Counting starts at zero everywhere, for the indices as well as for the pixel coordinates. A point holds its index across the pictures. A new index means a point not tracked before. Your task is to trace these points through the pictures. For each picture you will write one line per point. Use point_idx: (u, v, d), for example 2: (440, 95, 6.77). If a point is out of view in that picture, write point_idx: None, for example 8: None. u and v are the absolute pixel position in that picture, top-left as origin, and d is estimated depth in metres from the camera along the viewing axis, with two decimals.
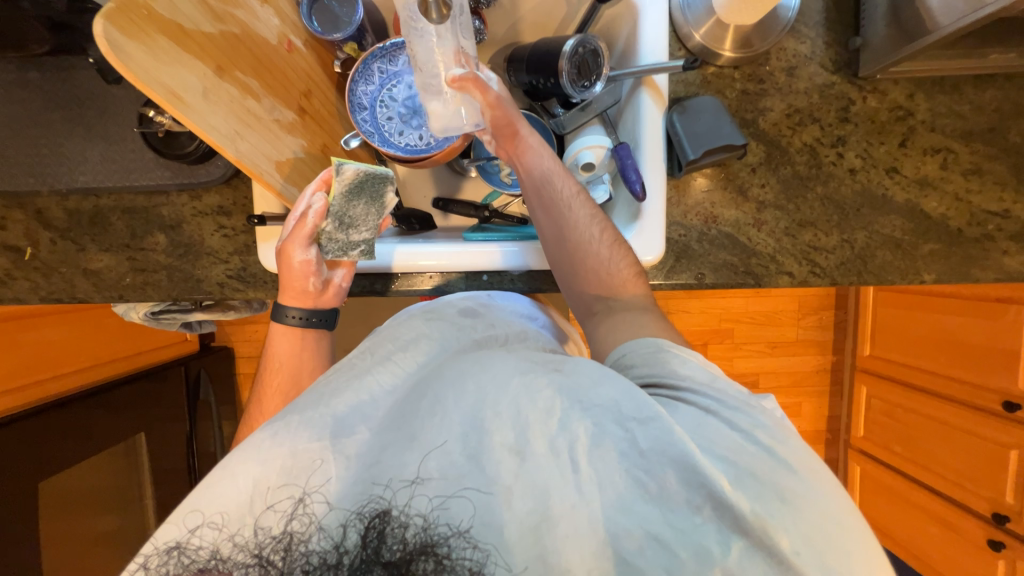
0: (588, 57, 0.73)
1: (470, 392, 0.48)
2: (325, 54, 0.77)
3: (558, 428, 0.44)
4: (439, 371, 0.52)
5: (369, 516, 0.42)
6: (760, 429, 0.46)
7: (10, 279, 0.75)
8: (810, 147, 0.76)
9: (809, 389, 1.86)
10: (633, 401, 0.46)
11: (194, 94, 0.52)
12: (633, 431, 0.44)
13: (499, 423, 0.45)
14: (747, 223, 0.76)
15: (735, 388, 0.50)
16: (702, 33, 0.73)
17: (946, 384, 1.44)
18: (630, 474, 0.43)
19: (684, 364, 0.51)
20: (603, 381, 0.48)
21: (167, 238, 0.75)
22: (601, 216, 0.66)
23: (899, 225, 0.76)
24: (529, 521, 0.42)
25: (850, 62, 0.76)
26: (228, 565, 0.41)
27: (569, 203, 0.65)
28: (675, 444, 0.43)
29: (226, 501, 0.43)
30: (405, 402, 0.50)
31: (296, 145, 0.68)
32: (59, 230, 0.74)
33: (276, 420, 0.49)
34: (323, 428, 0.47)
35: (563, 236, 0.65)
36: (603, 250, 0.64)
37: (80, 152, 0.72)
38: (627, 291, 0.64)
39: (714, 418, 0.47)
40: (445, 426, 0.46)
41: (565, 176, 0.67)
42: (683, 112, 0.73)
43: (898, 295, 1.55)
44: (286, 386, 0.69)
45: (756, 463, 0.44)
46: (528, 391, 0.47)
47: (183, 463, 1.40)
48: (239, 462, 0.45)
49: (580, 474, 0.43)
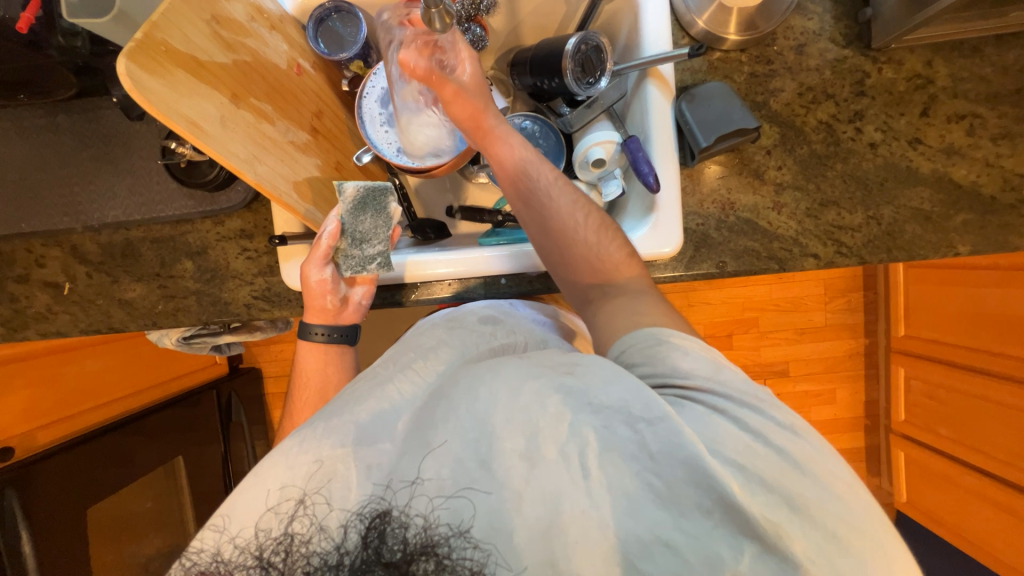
0: (591, 54, 0.73)
1: (482, 399, 0.47)
2: (332, 74, 0.78)
3: (568, 434, 0.44)
4: (454, 379, 0.52)
5: (369, 517, 0.44)
6: (774, 428, 0.45)
7: (50, 314, 0.78)
8: (826, 124, 0.75)
9: (843, 375, 1.80)
10: (642, 400, 0.44)
11: (213, 122, 0.55)
12: (642, 433, 0.43)
13: (511, 431, 0.45)
14: (766, 207, 0.75)
15: (743, 382, 0.48)
16: (705, 18, 0.72)
17: (991, 360, 1.37)
18: (641, 478, 0.43)
19: (685, 357, 0.49)
20: (614, 380, 0.46)
21: (194, 264, 0.77)
22: (585, 200, 0.65)
23: (927, 197, 0.73)
24: (539, 526, 0.42)
25: (862, 34, 0.74)
26: (229, 565, 0.43)
27: (546, 190, 0.63)
28: (683, 446, 0.42)
29: (229, 505, 0.46)
30: (422, 410, 0.50)
31: (311, 164, 0.70)
32: (93, 264, 0.78)
33: (302, 428, 0.50)
34: (346, 436, 0.48)
35: (547, 224, 0.63)
36: (591, 235, 0.62)
37: (110, 188, 0.75)
38: (622, 275, 0.61)
39: (722, 416, 0.45)
40: (456, 430, 0.46)
41: (540, 163, 0.65)
42: (691, 101, 0.72)
43: (930, 271, 1.49)
44: (315, 399, 0.72)
45: (768, 466, 0.43)
46: (539, 396, 0.46)
47: (219, 483, 1.43)
48: (268, 466, 0.47)
49: (590, 480, 0.43)
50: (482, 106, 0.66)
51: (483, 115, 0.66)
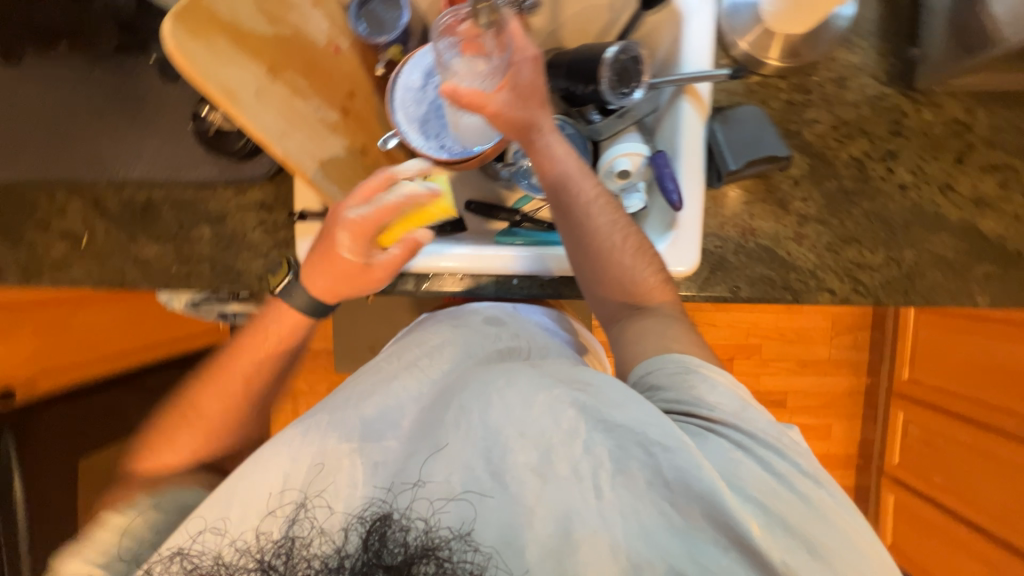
0: (628, 64, 0.73)
1: (495, 408, 0.50)
2: (369, 57, 0.78)
3: (582, 452, 0.47)
4: (463, 381, 0.54)
5: (370, 519, 0.47)
6: (795, 472, 0.47)
7: (66, 264, 0.79)
8: (858, 160, 0.74)
9: (840, 411, 1.78)
10: (660, 427, 0.45)
11: (247, 92, 0.55)
12: (656, 457, 0.45)
13: (522, 444, 0.48)
14: (787, 236, 0.74)
15: (764, 420, 0.50)
16: (749, 40, 0.71)
17: (994, 415, 1.37)
18: (657, 505, 0.45)
19: (711, 391, 0.51)
20: (626, 402, 0.48)
21: (212, 230, 0.78)
22: (624, 219, 0.63)
23: (951, 244, 0.73)
24: (551, 543, 0.45)
25: (905, 73, 0.73)
26: (230, 568, 0.46)
27: (586, 206, 0.62)
28: (700, 478, 0.43)
29: (225, 510, 0.48)
30: (429, 412, 0.54)
31: (337, 145, 0.69)
32: (114, 219, 0.78)
33: (307, 419, 0.54)
34: (352, 432, 0.51)
35: (584, 241, 0.62)
36: (626, 257, 0.61)
37: (137, 146, 0.76)
38: (655, 299, 0.61)
39: (747, 454, 0.47)
40: (467, 436, 0.49)
41: (583, 177, 0.63)
42: (725, 122, 0.71)
43: (942, 318, 1.48)
44: (265, 350, 0.68)
45: (787, 509, 0.45)
46: (552, 410, 0.49)
47: None
48: (271, 455, 0.50)
49: (603, 500, 0.45)
50: (529, 115, 0.63)
51: (534, 120, 0.63)
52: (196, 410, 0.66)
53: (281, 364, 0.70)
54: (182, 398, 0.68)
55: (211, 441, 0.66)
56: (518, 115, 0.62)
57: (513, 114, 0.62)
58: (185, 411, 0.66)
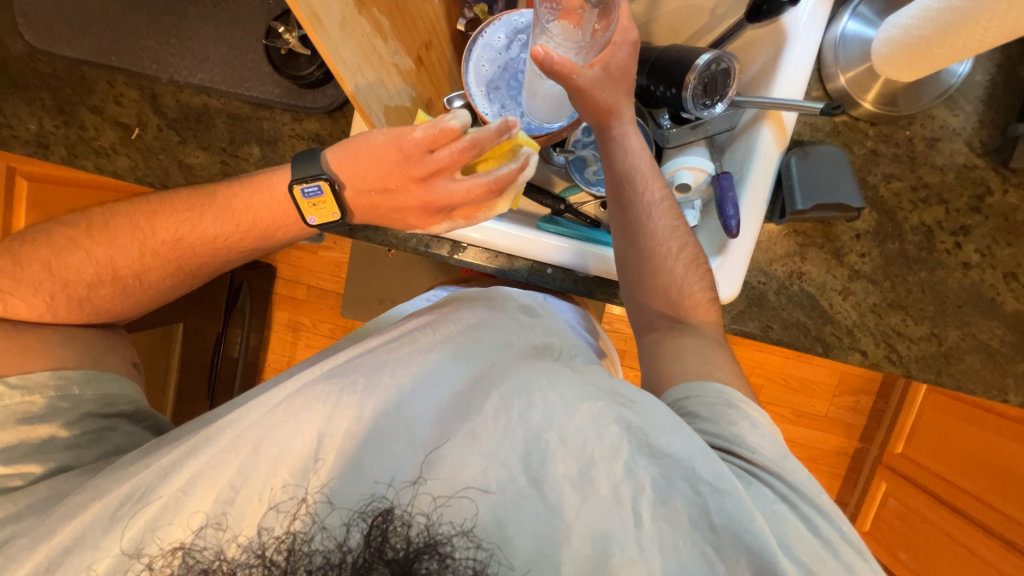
0: (718, 76, 0.69)
1: (538, 408, 0.49)
2: (453, 10, 0.76)
3: (624, 473, 0.47)
4: (504, 369, 0.54)
5: (370, 516, 0.46)
6: (838, 538, 0.46)
7: (112, 152, 0.78)
8: (928, 228, 0.71)
9: (823, 468, 1.74)
10: (709, 465, 0.47)
11: (333, 22, 0.51)
12: (705, 497, 0.45)
13: (564, 453, 0.47)
14: (833, 288, 0.72)
15: (806, 476, 0.50)
16: (850, 76, 0.68)
17: (980, 509, 1.36)
18: (697, 545, 0.45)
19: (751, 429, 0.51)
20: (674, 431, 0.48)
21: (261, 152, 0.77)
22: (684, 229, 0.63)
23: (999, 334, 0.70)
24: (586, 564, 0.44)
25: (1002, 148, 0.69)
26: (231, 563, 0.45)
27: (648, 207, 0.63)
28: (750, 527, 0.44)
29: (235, 474, 0.48)
30: (465, 396, 0.52)
31: (405, 94, 0.68)
32: (168, 119, 0.78)
33: (330, 381, 0.53)
34: (382, 403, 0.51)
35: (640, 240, 0.62)
36: (679, 267, 0.61)
37: (205, 50, 0.75)
38: (698, 317, 0.61)
39: (789, 507, 0.47)
40: (506, 432, 0.49)
41: (651, 177, 0.64)
42: (803, 157, 0.68)
43: (952, 402, 1.45)
44: (216, 241, 0.64)
45: (828, 573, 0.44)
46: (596, 422, 0.48)
47: (207, 359, 1.46)
48: (295, 418, 0.50)
49: (642, 530, 0.45)
50: (612, 99, 0.61)
51: (619, 107, 0.63)
52: (121, 265, 0.63)
53: (230, 258, 0.67)
54: (102, 239, 0.62)
55: (129, 292, 0.65)
56: (603, 97, 0.61)
57: (598, 93, 0.60)
58: (110, 258, 0.62)
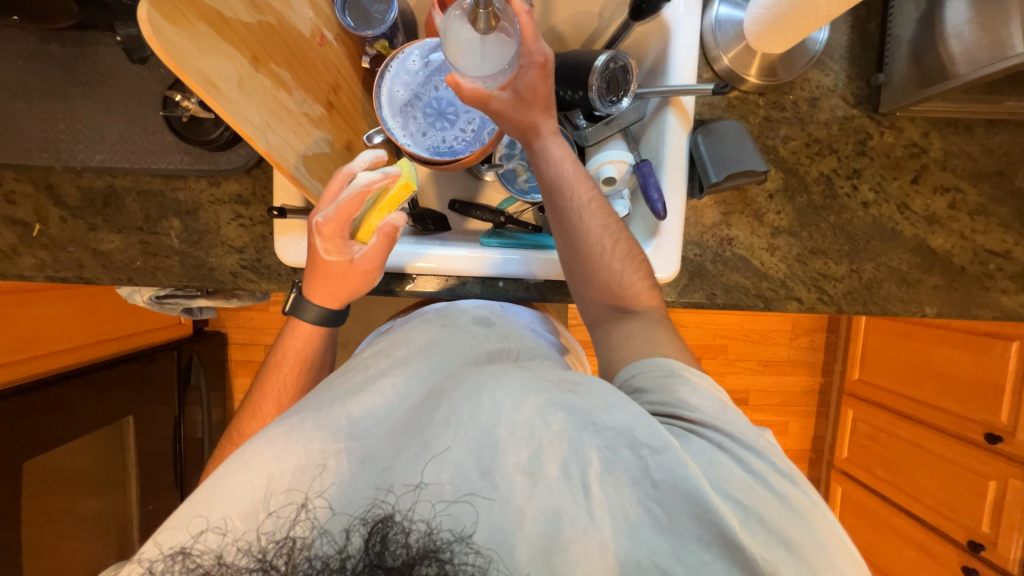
0: (618, 73, 0.74)
1: (485, 407, 0.49)
2: (355, 49, 0.77)
3: (570, 452, 0.47)
4: (455, 381, 0.54)
5: (371, 521, 0.45)
6: (772, 472, 0.49)
7: (15, 255, 0.73)
8: (827, 177, 0.78)
9: (796, 409, 1.89)
10: (647, 429, 0.48)
11: (230, 84, 0.51)
12: (645, 459, 0.47)
13: (513, 444, 0.47)
14: (761, 247, 0.78)
15: (744, 424, 0.52)
16: (731, 56, 0.74)
17: (931, 414, 1.50)
18: (642, 505, 0.46)
19: (695, 394, 0.53)
20: (616, 404, 0.50)
21: (182, 224, 0.74)
22: (617, 224, 0.66)
23: (906, 259, 0.78)
24: (540, 543, 0.45)
25: (871, 97, 0.78)
26: (229, 568, 0.43)
27: (579, 210, 0.65)
28: (686, 477, 0.45)
29: (228, 507, 0.45)
30: (418, 411, 0.52)
31: (322, 140, 0.68)
32: (71, 208, 0.73)
33: (290, 417, 0.51)
34: (337, 431, 0.49)
35: (577, 241, 0.65)
36: (616, 262, 0.64)
37: (100, 128, 0.71)
38: (642, 304, 0.64)
39: (727, 455, 0.49)
40: (458, 436, 0.48)
41: (581, 182, 0.66)
42: (708, 135, 0.74)
43: (887, 323, 1.59)
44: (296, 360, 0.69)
45: (768, 508, 0.47)
46: (542, 412, 0.49)
47: (167, 446, 1.37)
48: (252, 455, 0.47)
49: (591, 499, 0.46)
50: (533, 119, 0.65)
51: (538, 123, 0.65)
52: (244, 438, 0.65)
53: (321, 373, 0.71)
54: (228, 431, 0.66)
55: None
56: (521, 118, 0.64)
57: (513, 116, 0.64)
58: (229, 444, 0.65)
